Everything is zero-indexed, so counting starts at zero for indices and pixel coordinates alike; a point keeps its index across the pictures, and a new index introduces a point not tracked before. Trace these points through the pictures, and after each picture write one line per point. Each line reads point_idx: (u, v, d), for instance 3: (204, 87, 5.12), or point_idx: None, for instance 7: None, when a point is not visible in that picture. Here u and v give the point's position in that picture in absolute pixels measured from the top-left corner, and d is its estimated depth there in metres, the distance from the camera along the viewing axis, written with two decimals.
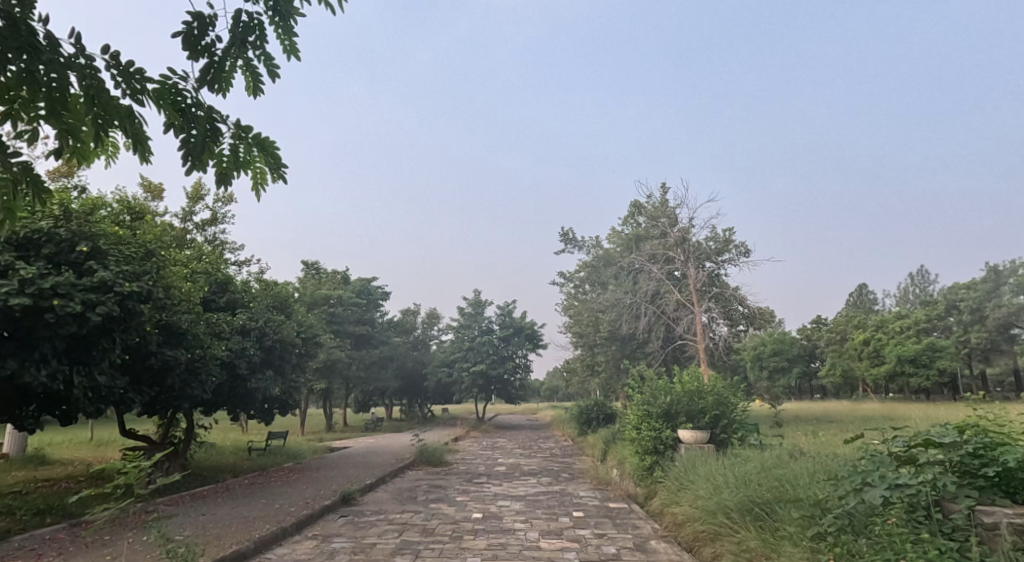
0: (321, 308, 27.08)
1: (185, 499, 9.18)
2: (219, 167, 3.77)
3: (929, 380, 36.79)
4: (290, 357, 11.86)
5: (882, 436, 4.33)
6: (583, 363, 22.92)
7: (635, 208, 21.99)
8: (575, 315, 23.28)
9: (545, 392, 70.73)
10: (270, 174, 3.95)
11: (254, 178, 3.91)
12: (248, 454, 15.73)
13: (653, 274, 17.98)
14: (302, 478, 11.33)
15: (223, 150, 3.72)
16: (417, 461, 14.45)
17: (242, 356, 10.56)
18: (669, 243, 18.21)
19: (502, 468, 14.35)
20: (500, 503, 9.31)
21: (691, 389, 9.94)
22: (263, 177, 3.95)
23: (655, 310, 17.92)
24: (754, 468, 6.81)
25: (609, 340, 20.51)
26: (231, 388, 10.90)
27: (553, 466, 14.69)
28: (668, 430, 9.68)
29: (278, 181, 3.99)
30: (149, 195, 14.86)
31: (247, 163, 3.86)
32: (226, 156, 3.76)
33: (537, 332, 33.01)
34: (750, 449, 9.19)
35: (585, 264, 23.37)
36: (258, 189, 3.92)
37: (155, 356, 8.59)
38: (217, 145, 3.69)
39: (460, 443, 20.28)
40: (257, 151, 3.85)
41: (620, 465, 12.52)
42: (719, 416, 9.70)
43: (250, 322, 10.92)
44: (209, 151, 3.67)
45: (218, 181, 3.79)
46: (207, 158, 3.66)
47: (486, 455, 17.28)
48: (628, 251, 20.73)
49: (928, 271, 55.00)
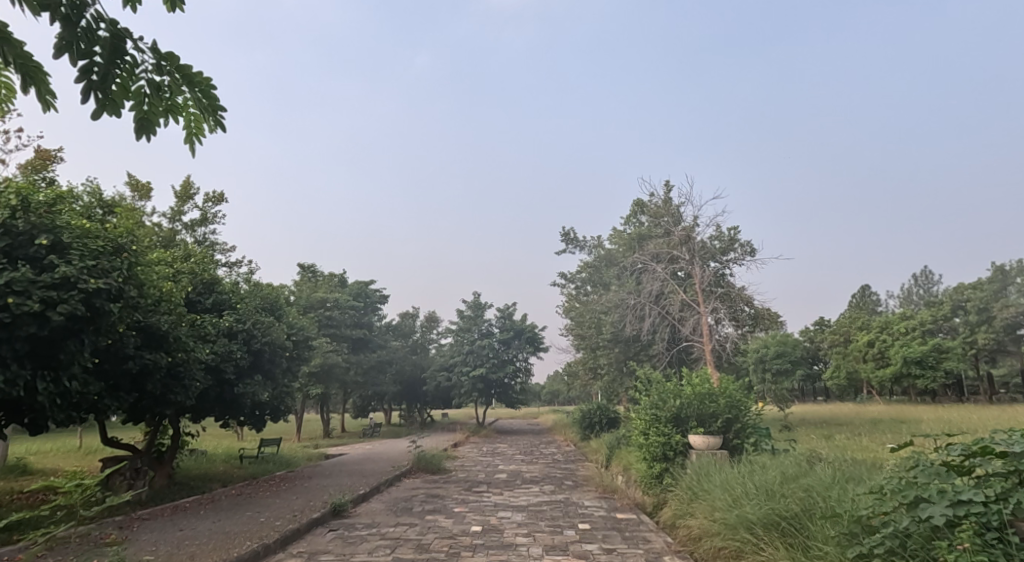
0: (317, 312, 26.56)
1: (166, 512, 8.65)
2: (141, 109, 3.57)
3: (935, 382, 36.29)
4: (280, 361, 11.33)
5: (936, 445, 3.83)
6: (585, 366, 22.41)
7: (637, 207, 21.52)
8: (576, 316, 22.78)
9: (546, 396, 70.31)
10: (197, 116, 3.79)
11: (183, 121, 3.78)
12: (239, 462, 15.18)
13: (657, 274, 17.49)
14: (293, 488, 10.78)
15: (139, 86, 3.51)
16: (414, 468, 13.93)
17: (228, 360, 10.03)
18: (673, 242, 17.76)
19: (502, 475, 13.83)
20: (501, 514, 8.77)
21: (702, 391, 9.39)
22: (193, 120, 3.80)
23: (660, 311, 17.42)
24: (777, 478, 6.30)
25: (612, 342, 20.00)
26: (218, 393, 10.37)
27: (556, 472, 14.17)
28: (677, 436, 9.15)
29: (207, 122, 3.82)
30: (136, 194, 14.40)
31: (171, 104, 3.68)
32: (146, 93, 3.55)
33: (537, 335, 32.51)
34: (765, 455, 8.66)
35: (586, 264, 22.88)
36: (191, 137, 3.83)
37: (132, 361, 8.07)
38: (130, 79, 3.48)
39: (460, 449, 19.75)
40: (182, 86, 3.65)
41: (626, 472, 11.99)
42: (732, 420, 9.19)
43: (237, 324, 10.40)
44: (119, 86, 3.46)
45: (139, 127, 3.61)
46: (119, 96, 3.47)
47: (487, 461, 16.75)
48: (631, 251, 20.24)
49: (931, 272, 54.55)
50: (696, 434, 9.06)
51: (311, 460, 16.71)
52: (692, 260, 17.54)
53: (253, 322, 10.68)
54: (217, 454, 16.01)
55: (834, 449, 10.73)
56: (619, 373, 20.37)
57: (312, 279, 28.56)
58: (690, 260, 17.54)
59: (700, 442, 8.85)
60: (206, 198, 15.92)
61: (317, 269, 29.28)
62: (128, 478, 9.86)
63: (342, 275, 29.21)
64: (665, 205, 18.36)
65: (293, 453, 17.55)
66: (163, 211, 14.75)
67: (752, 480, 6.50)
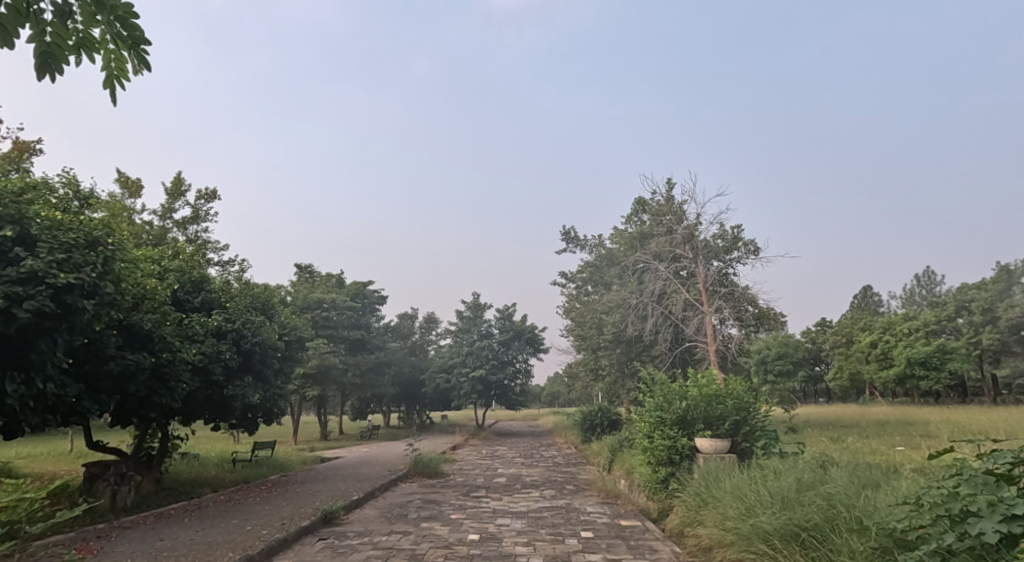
0: (314, 313, 26.20)
1: (149, 520, 8.27)
2: (43, 40, 3.29)
3: (939, 383, 35.93)
4: (272, 362, 10.96)
5: (979, 452, 3.48)
6: (586, 367, 22.04)
7: (639, 205, 21.17)
8: (577, 317, 22.41)
9: (546, 397, 70.00)
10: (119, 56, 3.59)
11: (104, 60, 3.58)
12: (232, 466, 14.81)
13: (659, 273, 17.13)
14: (284, 493, 10.41)
15: (41, 12, 3.23)
16: (411, 472, 13.56)
17: (217, 361, 9.65)
18: (675, 240, 17.42)
19: (501, 479, 13.47)
20: (500, 522, 8.40)
21: (709, 392, 9.02)
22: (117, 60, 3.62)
23: (663, 311, 17.07)
24: (794, 485, 5.94)
25: (613, 343, 19.65)
26: (207, 395, 9.99)
27: (557, 476, 13.80)
28: (683, 439, 8.79)
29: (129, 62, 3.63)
30: (125, 191, 14.01)
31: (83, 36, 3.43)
32: (49, 22, 3.26)
33: (537, 336, 32.14)
34: (776, 459, 8.30)
35: (587, 264, 22.52)
36: (111, 79, 3.68)
37: (113, 362, 7.70)
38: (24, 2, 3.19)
39: (459, 452, 19.39)
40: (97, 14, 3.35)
41: (630, 476, 11.63)
42: (740, 422, 8.81)
43: (226, 324, 10.03)
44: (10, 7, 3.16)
45: (41, 64, 3.33)
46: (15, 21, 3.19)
47: (485, 465, 16.38)
48: (632, 250, 19.89)
49: (934, 272, 54.20)
50: (703, 437, 8.70)
51: (306, 464, 16.34)
52: (696, 258, 17.19)
53: (243, 321, 10.31)
54: (209, 458, 15.64)
55: (844, 452, 10.38)
56: (621, 374, 20.01)
57: (309, 280, 28.20)
58: (694, 258, 17.19)
59: (707, 446, 8.49)
60: (198, 195, 15.54)
61: (315, 270, 28.92)
62: (112, 484, 9.37)
63: (339, 276, 28.85)
64: (668, 203, 18.01)
65: (288, 456, 17.18)
66: (153, 208, 14.39)
67: (766, 487, 6.15)
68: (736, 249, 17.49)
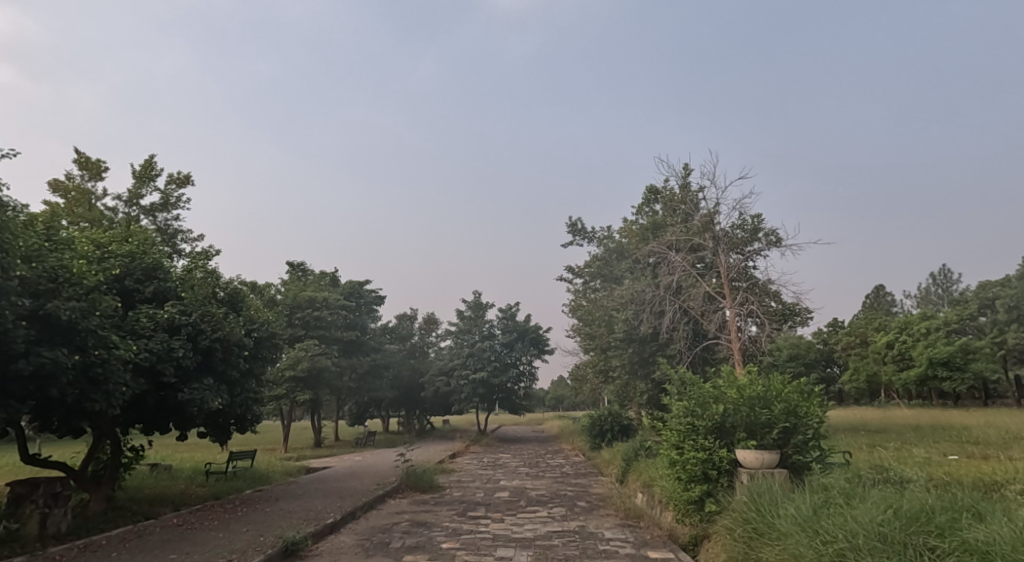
0: (305, 313, 24.69)
1: (74, 553, 6.78)
2: None
3: (963, 384, 34.40)
4: (238, 361, 9.51)
5: None
6: (595, 368, 20.56)
7: (650, 194, 19.73)
8: (585, 314, 20.89)
9: (550, 402, 68.64)
10: None
11: None
12: (205, 479, 13.31)
13: (677, 264, 15.66)
14: (249, 515, 8.92)
15: None
16: (403, 485, 12.07)
17: (168, 360, 8.20)
18: (693, 229, 16.04)
19: (504, 494, 11.96)
20: (501, 553, 6.91)
21: (752, 393, 7.50)
22: None
23: (681, 305, 15.57)
24: (892, 522, 4.50)
25: (625, 342, 18.13)
26: (158, 400, 8.54)
27: (566, 490, 12.30)
28: (722, 451, 7.29)
29: None
30: (86, 172, 12.63)
31: None
32: None
33: (542, 337, 30.67)
34: (838, 476, 6.81)
35: (595, 258, 21.05)
36: None
37: (24, 360, 6.26)
38: None
39: (458, 461, 17.87)
40: None
41: (652, 492, 10.13)
42: (791, 429, 7.30)
43: (181, 317, 8.58)
44: None
45: None
46: None
47: (486, 476, 14.89)
48: (644, 241, 18.40)
49: (950, 270, 52.55)
50: (745, 448, 7.20)
51: (290, 476, 14.85)
52: (716, 248, 15.74)
53: (202, 313, 8.85)
54: (182, 471, 14.13)
55: (902, 464, 8.93)
56: (633, 376, 18.49)
57: (302, 278, 26.72)
58: (714, 248, 15.73)
59: (752, 460, 7.00)
60: (170, 180, 14.16)
61: (307, 268, 27.44)
62: (41, 507, 7.79)
63: (333, 274, 27.41)
64: (684, 189, 16.55)
65: (270, 467, 15.69)
66: (118, 194, 13.00)
67: (854, 520, 4.72)
68: (760, 238, 16.06)
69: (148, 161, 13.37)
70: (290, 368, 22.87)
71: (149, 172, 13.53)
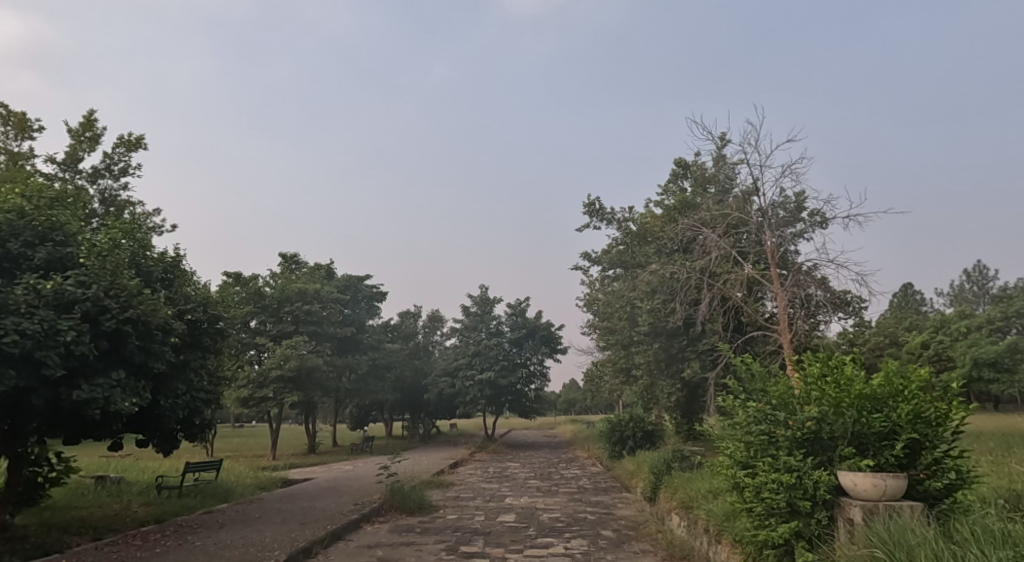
0: (295, 307, 22.30)
1: None
2: None
3: (1012, 387, 31.79)
4: (166, 351, 7.37)
5: None
6: (615, 367, 18.29)
7: (678, 170, 17.59)
8: (603, 307, 18.64)
9: (562, 406, 66.24)
10: None
11: None
12: (154, 496, 11.18)
13: (714, 243, 13.39)
14: (167, 555, 6.76)
15: None
16: (386, 506, 9.86)
17: (52, 346, 6.07)
18: (730, 206, 13.82)
19: (510, 516, 9.74)
20: None
21: (869, 387, 5.14)
22: None
23: (721, 292, 13.30)
24: None
25: (650, 337, 15.83)
26: (47, 401, 6.43)
27: (586, 513, 10.06)
28: (822, 473, 5.06)
29: None
30: (9, 129, 10.64)
31: None
32: None
33: (554, 334, 28.46)
34: (1004, 516, 4.52)
35: (614, 243, 18.73)
36: None
37: None
38: None
39: (458, 472, 15.68)
40: None
41: (703, 521, 7.84)
42: (920, 442, 5.02)
43: (76, 289, 6.42)
44: None
45: None
46: None
47: (490, 491, 12.69)
48: (671, 223, 16.24)
49: (985, 266, 49.86)
50: (857, 470, 4.95)
51: (260, 490, 12.70)
52: (759, 227, 13.46)
53: (108, 286, 6.71)
54: (132, 485, 12.05)
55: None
56: (659, 376, 16.23)
57: (294, 271, 24.64)
58: (759, 225, 13.44)
59: (871, 490, 4.74)
60: (118, 144, 12.13)
61: (300, 260, 25.37)
62: None
63: (328, 266, 25.37)
64: (720, 160, 14.31)
65: (241, 479, 13.59)
66: (49, 156, 10.95)
67: None
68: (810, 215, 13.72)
69: (88, 121, 11.34)
70: (277, 367, 20.79)
71: (90, 131, 11.45)
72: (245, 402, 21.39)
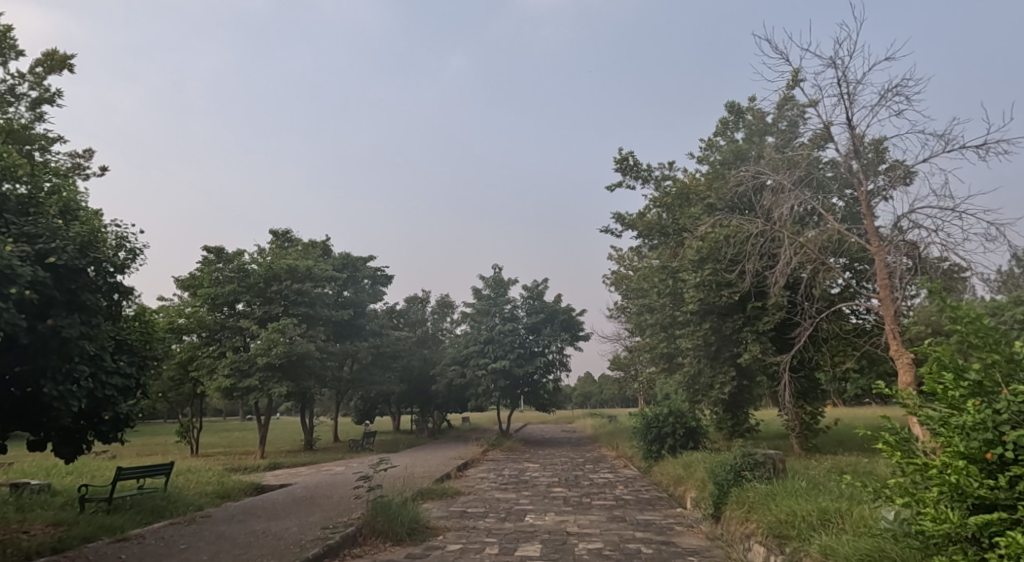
0: (284, 286, 19.74)
1: None
2: None
3: None
4: (8, 309, 4.77)
5: None
6: (652, 351, 15.57)
7: (728, 117, 14.78)
8: (636, 283, 15.94)
9: (578, 398, 63.81)
10: None
11: None
12: (73, 511, 8.58)
13: (787, 193, 10.62)
14: None
15: None
16: (365, 531, 7.24)
17: None
18: (805, 148, 11.01)
19: (534, 547, 7.07)
20: None
21: None
22: None
23: (798, 255, 10.52)
24: None
25: (699, 315, 13.08)
26: None
27: (636, 542, 7.39)
28: None
29: None
30: None
31: None
32: None
33: (575, 320, 25.81)
34: None
35: (649, 208, 15.98)
36: None
37: None
38: None
39: (467, 477, 13.10)
40: None
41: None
42: None
43: None
44: None
45: None
46: None
47: (506, 504, 10.07)
48: (721, 178, 13.49)
49: None
50: None
51: (220, 501, 10.14)
52: (843, 175, 10.66)
53: None
54: (55, 496, 9.55)
55: None
56: (708, 363, 13.50)
57: (286, 247, 22.16)
58: (844, 172, 10.62)
59: None
60: (39, 66, 10.05)
61: (293, 236, 22.87)
62: None
63: (324, 243, 22.87)
64: (785, 98, 11.55)
65: (200, 486, 11.08)
66: None
67: None
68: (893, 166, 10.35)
69: None
70: (263, 353, 18.27)
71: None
72: (229, 392, 19.00)
